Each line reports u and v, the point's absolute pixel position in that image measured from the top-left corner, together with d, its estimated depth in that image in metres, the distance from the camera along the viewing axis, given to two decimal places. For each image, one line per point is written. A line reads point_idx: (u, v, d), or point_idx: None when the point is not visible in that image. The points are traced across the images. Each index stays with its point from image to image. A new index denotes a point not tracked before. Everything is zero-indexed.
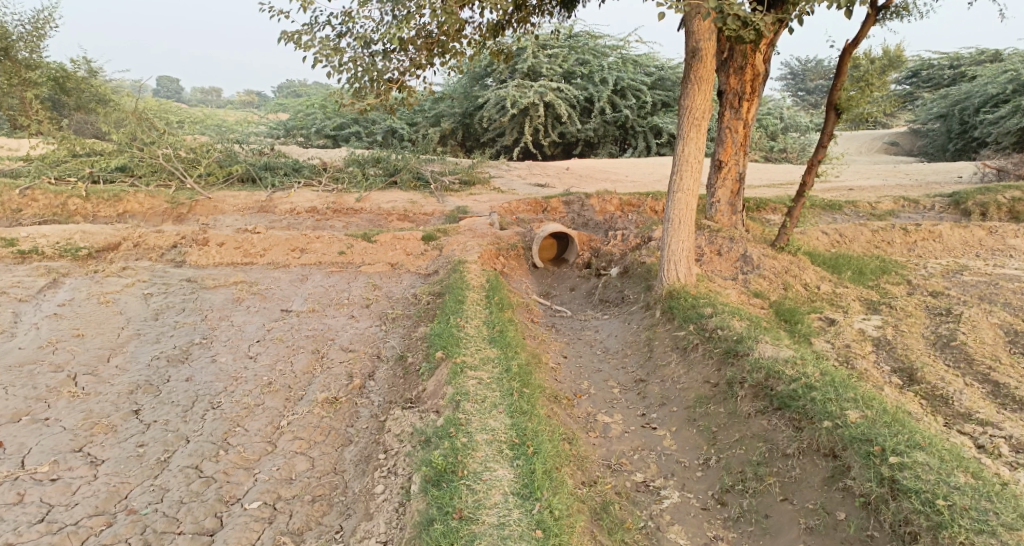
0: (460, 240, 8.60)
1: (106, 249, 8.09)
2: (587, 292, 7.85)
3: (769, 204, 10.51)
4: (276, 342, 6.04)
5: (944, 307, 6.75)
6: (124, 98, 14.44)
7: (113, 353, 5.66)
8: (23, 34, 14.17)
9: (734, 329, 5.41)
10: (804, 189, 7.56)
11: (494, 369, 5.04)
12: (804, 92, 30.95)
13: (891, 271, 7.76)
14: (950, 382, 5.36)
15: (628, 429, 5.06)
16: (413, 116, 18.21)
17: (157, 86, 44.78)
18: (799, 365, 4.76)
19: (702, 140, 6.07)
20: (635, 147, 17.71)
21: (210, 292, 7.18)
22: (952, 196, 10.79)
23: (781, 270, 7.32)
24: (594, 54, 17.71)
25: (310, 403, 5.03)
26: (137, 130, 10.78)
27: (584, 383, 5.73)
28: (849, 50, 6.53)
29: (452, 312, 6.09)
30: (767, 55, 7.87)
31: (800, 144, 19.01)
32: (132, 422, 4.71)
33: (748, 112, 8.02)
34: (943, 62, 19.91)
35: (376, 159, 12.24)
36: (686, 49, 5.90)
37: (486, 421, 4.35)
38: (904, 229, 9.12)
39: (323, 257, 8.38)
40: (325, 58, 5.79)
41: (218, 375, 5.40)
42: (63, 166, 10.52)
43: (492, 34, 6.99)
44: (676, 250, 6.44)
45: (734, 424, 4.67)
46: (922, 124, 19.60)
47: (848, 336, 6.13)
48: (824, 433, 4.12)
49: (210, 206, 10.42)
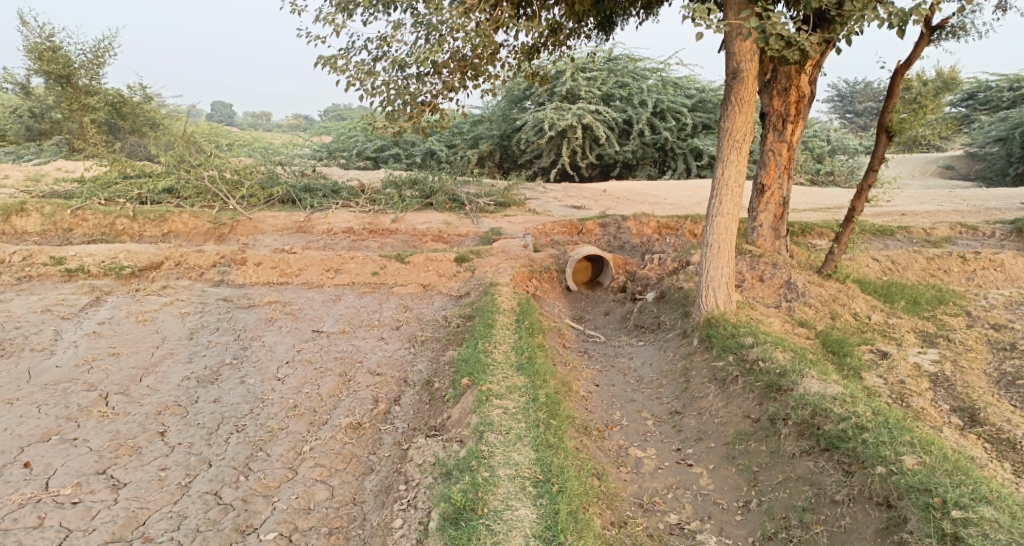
0: (493, 262, 8.48)
1: (148, 268, 8.18)
2: (622, 317, 7.63)
3: (815, 228, 10.15)
4: (304, 364, 5.97)
5: (1008, 342, 6.33)
6: (174, 122, 14.82)
7: (145, 372, 5.66)
8: (85, 62, 14.68)
9: (777, 361, 5.12)
10: (853, 213, 7.22)
11: (521, 398, 4.85)
12: (851, 115, 30.29)
13: (948, 301, 7.35)
14: (1018, 425, 4.97)
15: (662, 465, 4.80)
16: (452, 137, 18.29)
17: (211, 111, 46.54)
18: (849, 403, 4.45)
19: (743, 163, 5.84)
20: (674, 169, 17.45)
21: (245, 312, 7.18)
22: (1014, 223, 10.26)
23: (828, 298, 6.98)
24: (633, 77, 17.57)
25: (334, 428, 4.92)
26: (185, 154, 11.16)
27: (616, 414, 5.51)
28: (901, 70, 6.25)
29: (481, 337, 5.95)
30: (812, 76, 7.60)
31: (849, 167, 18.48)
32: (156, 444, 4.67)
33: (792, 135, 7.75)
34: (1001, 84, 19.14)
35: (412, 181, 12.30)
36: (727, 71, 5.72)
37: (510, 455, 4.17)
38: (962, 257, 8.67)
39: (356, 278, 8.35)
40: (359, 81, 5.77)
41: (245, 396, 5.35)
42: (113, 187, 10.76)
43: (527, 57, 6.92)
44: (715, 276, 6.18)
45: (778, 464, 4.38)
46: (980, 148, 18.93)
47: (902, 371, 5.77)
48: (876, 480, 3.82)
49: (251, 226, 10.54)
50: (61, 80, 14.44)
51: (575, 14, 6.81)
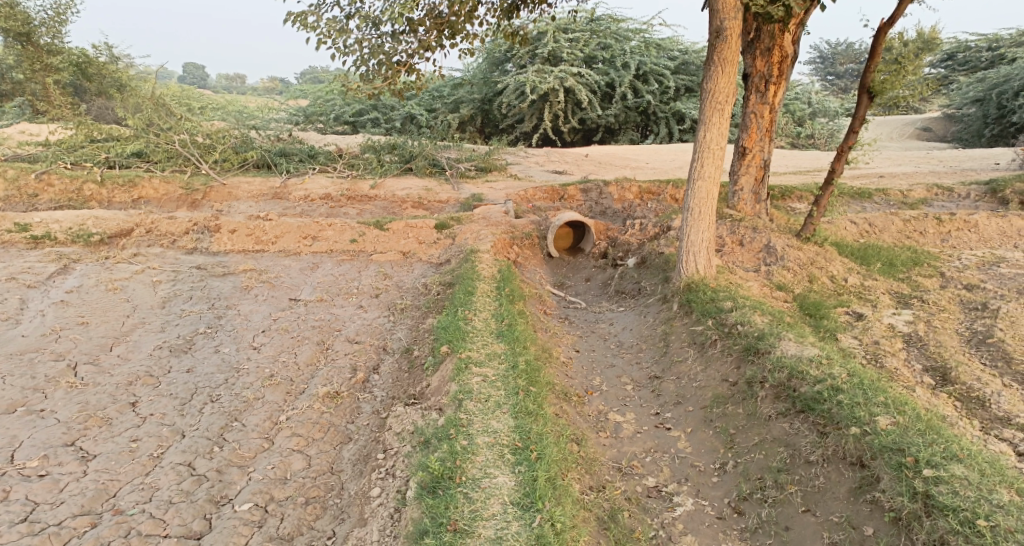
0: (474, 228, 8.38)
1: (118, 235, 7.98)
2: (603, 283, 7.61)
3: (795, 192, 10.15)
4: (281, 333, 5.88)
5: (980, 302, 6.42)
6: (142, 83, 14.30)
7: (116, 342, 5.55)
8: (45, 19, 14.05)
9: (755, 325, 5.14)
10: (833, 176, 7.20)
11: (501, 366, 4.82)
12: (833, 77, 30.22)
13: (923, 263, 7.40)
14: (988, 383, 5.05)
15: (641, 429, 4.83)
16: (432, 101, 17.97)
17: (184, 73, 45.29)
18: (825, 365, 4.47)
19: (725, 126, 5.76)
20: (656, 132, 17.32)
21: (219, 280, 7.04)
22: (989, 184, 10.34)
23: (806, 261, 7.00)
24: (616, 39, 17.29)
25: (311, 398, 4.86)
26: (154, 116, 10.82)
27: (596, 379, 5.51)
28: (884, 29, 6.16)
29: (460, 304, 5.89)
30: (796, 36, 7.48)
31: (829, 130, 18.51)
32: (127, 415, 4.59)
33: (774, 96, 7.67)
34: (980, 44, 19.22)
35: (391, 146, 12.07)
36: (710, 30, 5.60)
37: (488, 423, 4.15)
38: (938, 218, 8.73)
39: (334, 245, 8.21)
40: (330, 39, 5.57)
41: (220, 366, 5.26)
42: (80, 151, 10.42)
43: (507, 15, 6.73)
44: (696, 241, 6.14)
45: (754, 427, 4.41)
46: (957, 109, 19.03)
47: (877, 332, 5.84)
48: (850, 440, 3.85)
49: (224, 192, 10.29)
50: (21, 38, 13.69)
51: None
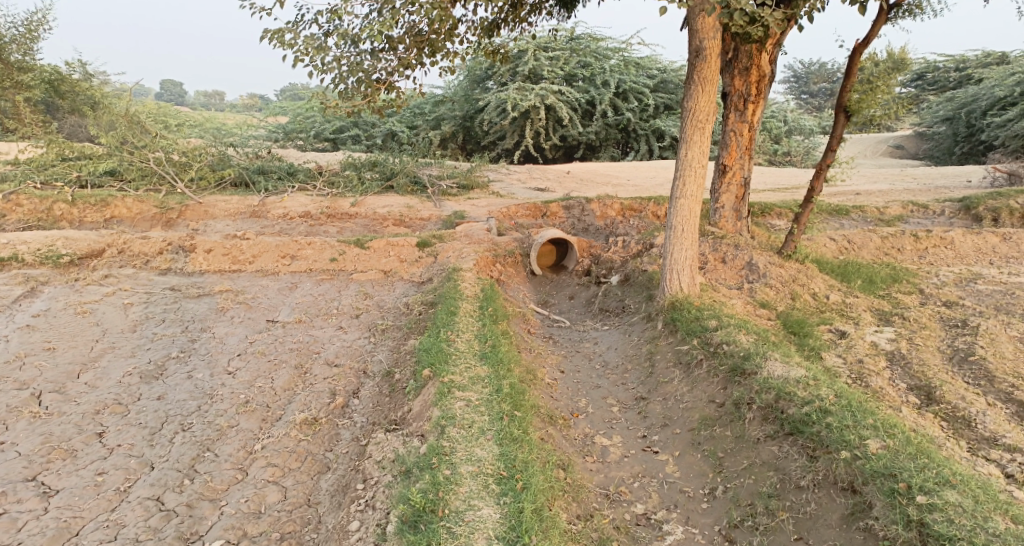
0: (456, 246, 8.28)
1: (89, 256, 7.76)
2: (587, 301, 7.54)
3: (775, 208, 10.20)
4: (257, 356, 5.71)
5: (960, 319, 6.45)
6: (118, 100, 14.08)
7: (84, 368, 5.35)
8: (17, 36, 14.04)
9: (741, 345, 5.08)
10: (813, 194, 7.22)
11: (484, 389, 4.70)
12: (807, 95, 30.76)
13: (902, 279, 7.44)
14: (972, 402, 5.04)
15: (628, 453, 4.73)
16: (413, 118, 17.92)
17: (161, 90, 44.96)
18: (812, 386, 4.42)
19: (706, 144, 5.75)
20: (636, 149, 17.41)
21: (194, 302, 6.85)
22: (963, 201, 10.48)
23: (788, 279, 7.00)
24: (596, 57, 17.39)
25: (288, 425, 4.71)
26: (128, 134, 10.57)
27: (581, 401, 5.41)
28: (859, 49, 6.21)
29: (442, 325, 5.77)
30: (774, 55, 7.53)
31: (804, 147, 18.76)
32: (94, 447, 4.39)
33: (753, 115, 7.70)
34: (948, 64, 19.71)
35: (372, 163, 11.95)
36: (690, 49, 5.60)
37: (472, 450, 4.02)
38: (915, 235, 8.81)
39: (313, 264, 8.05)
40: (307, 56, 5.47)
41: (193, 393, 5.08)
42: (51, 170, 10.17)
43: (488, 34, 6.69)
44: (679, 258, 6.09)
45: (743, 450, 4.34)
46: (928, 127, 19.39)
47: (861, 351, 5.82)
48: (841, 465, 3.78)
49: (201, 210, 10.11)
50: None
51: None
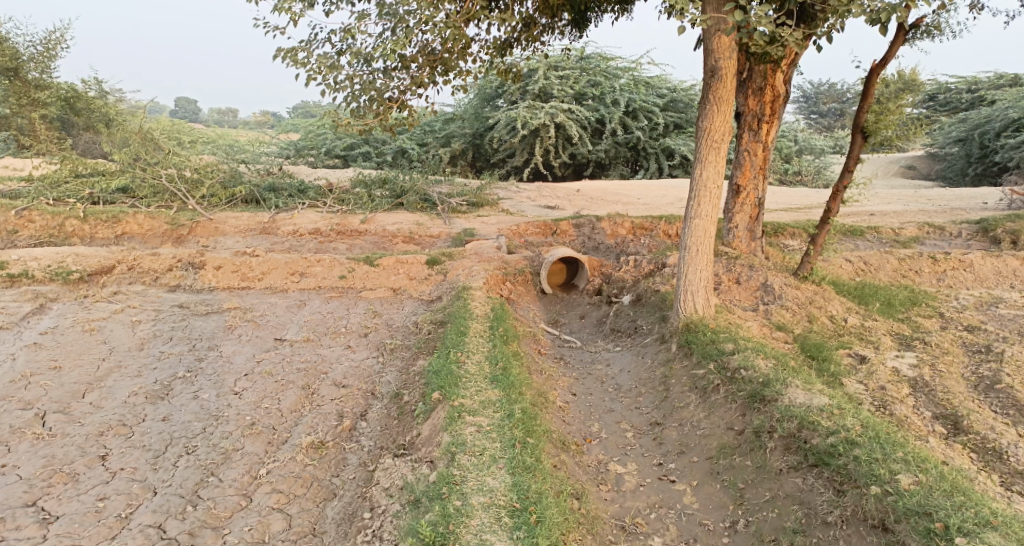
0: (466, 264, 8.19)
1: (99, 273, 7.71)
2: (598, 321, 7.41)
3: (788, 228, 10.07)
4: (264, 376, 5.60)
5: (983, 344, 6.27)
6: (131, 117, 14.16)
7: (89, 388, 5.26)
8: (35, 55, 14.21)
9: (760, 370, 4.93)
10: (829, 215, 7.09)
11: (495, 414, 4.57)
12: (816, 115, 30.72)
13: (921, 302, 7.27)
14: (1002, 433, 4.85)
15: (644, 482, 4.57)
16: (423, 136, 17.93)
17: (175, 107, 45.55)
18: (837, 416, 4.26)
19: (722, 164, 5.63)
20: (646, 168, 17.34)
21: (202, 319, 6.77)
22: (980, 223, 10.30)
23: (805, 301, 6.84)
24: (606, 76, 17.42)
25: (293, 448, 4.58)
26: (141, 150, 10.60)
27: (594, 426, 5.27)
28: (876, 70, 6.11)
29: (452, 346, 5.65)
30: (788, 75, 7.44)
31: (815, 167, 18.63)
32: (96, 470, 4.29)
33: (767, 135, 7.59)
34: (960, 86, 19.62)
35: (382, 180, 11.91)
36: (704, 69, 5.52)
37: (484, 480, 3.89)
38: (933, 257, 8.63)
39: (322, 282, 7.97)
40: (320, 74, 5.42)
41: (198, 414, 4.98)
42: (64, 186, 10.19)
43: (500, 52, 6.64)
44: (694, 280, 5.96)
45: (764, 482, 4.18)
46: (940, 148, 19.23)
47: (883, 377, 5.65)
48: (871, 501, 3.62)
49: (211, 227, 10.10)
50: (8, 73, 13.75)
51: (550, 8, 6.59)
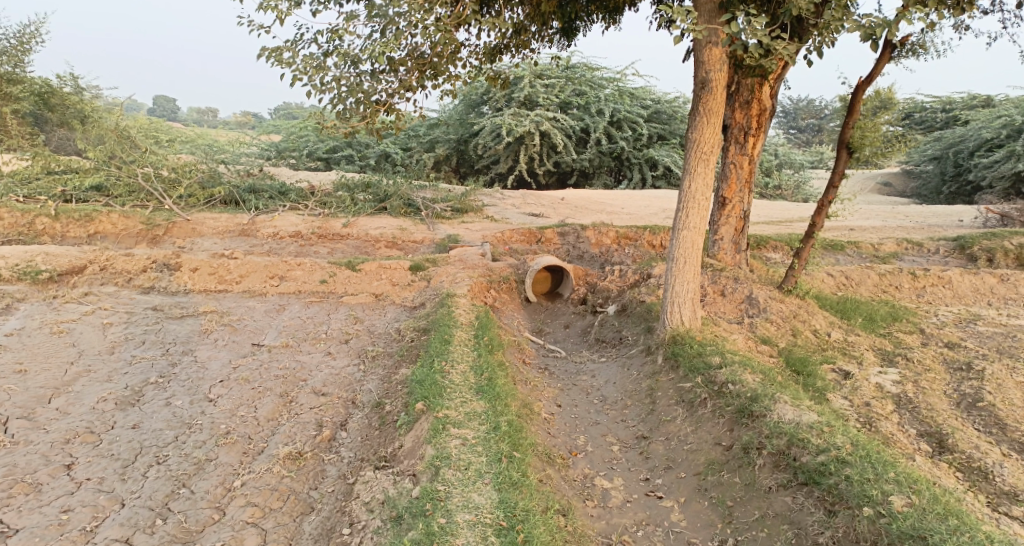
0: (450, 271, 8.07)
1: (69, 273, 7.47)
2: (583, 330, 7.33)
3: (770, 241, 10.09)
4: (241, 383, 5.42)
5: (964, 362, 6.29)
6: (107, 114, 13.87)
7: (55, 393, 5.05)
8: (6, 48, 13.70)
9: (748, 385, 4.87)
10: (814, 229, 7.07)
11: (481, 427, 4.45)
12: (795, 131, 31.12)
13: (902, 318, 7.29)
14: (987, 452, 4.84)
15: (631, 498, 4.49)
16: (407, 141, 17.80)
17: (154, 105, 44.93)
18: (827, 433, 4.21)
19: (710, 176, 5.58)
20: (630, 178, 17.35)
21: (177, 323, 6.57)
22: (957, 239, 10.41)
23: (789, 314, 6.82)
24: (591, 86, 17.44)
25: (270, 459, 4.42)
26: (117, 148, 10.35)
27: (580, 439, 5.17)
28: (863, 86, 6.11)
29: (436, 354, 5.52)
30: (775, 89, 7.44)
31: (795, 182, 18.80)
32: (60, 480, 4.10)
33: (753, 148, 7.58)
34: (936, 105, 20.00)
35: (365, 185, 11.74)
36: (695, 80, 5.47)
37: (469, 497, 3.77)
38: (913, 273, 8.66)
39: (303, 286, 7.80)
40: (306, 75, 5.28)
41: (170, 421, 4.80)
42: (35, 183, 9.91)
43: (489, 58, 6.55)
44: (680, 292, 5.88)
45: (753, 499, 4.11)
46: (916, 166, 19.52)
47: (867, 393, 5.62)
48: (863, 522, 3.56)
49: (188, 228, 9.86)
50: None
51: (540, 15, 6.52)
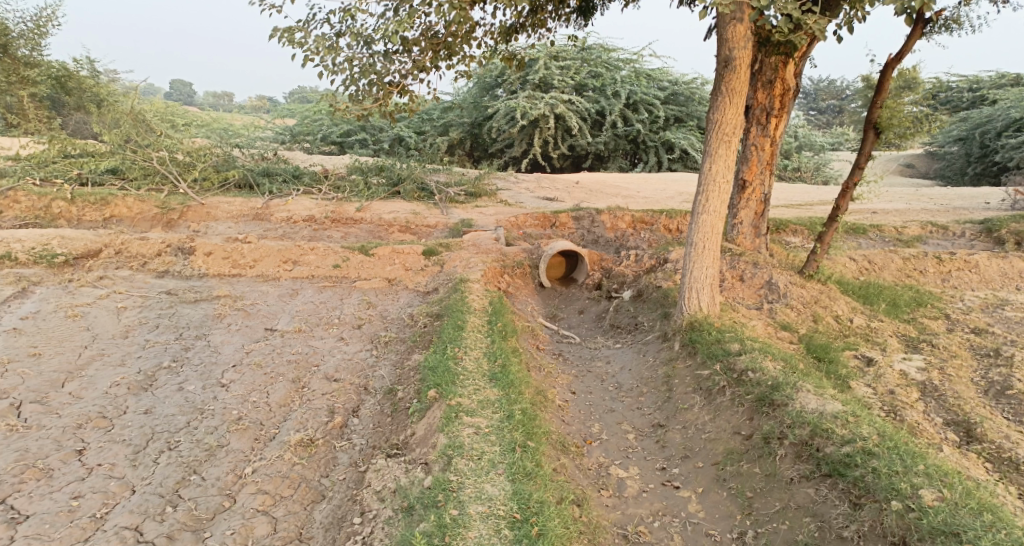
0: (464, 256, 7.97)
1: (85, 256, 7.47)
2: (597, 316, 7.22)
3: (790, 225, 9.87)
4: (253, 369, 5.37)
5: (992, 348, 6.09)
6: (122, 98, 13.87)
7: (69, 377, 5.03)
8: (23, 31, 13.63)
9: (768, 373, 4.74)
10: (837, 212, 6.87)
11: (495, 415, 4.36)
12: (815, 112, 30.56)
13: (927, 303, 7.08)
14: (1018, 442, 4.67)
15: (647, 488, 4.39)
16: (421, 124, 17.68)
17: (169, 89, 45.15)
18: (852, 424, 4.08)
19: (732, 158, 5.40)
20: (646, 161, 17.10)
21: (190, 307, 6.54)
22: (983, 223, 10.11)
23: (809, 300, 6.66)
24: (607, 68, 17.17)
25: (281, 446, 4.37)
26: (132, 132, 10.32)
27: (595, 427, 5.07)
28: (892, 64, 5.88)
29: (449, 340, 5.43)
30: (799, 68, 7.20)
31: (815, 164, 18.45)
32: (72, 466, 4.08)
33: (775, 129, 7.36)
34: (962, 85, 19.48)
35: (379, 168, 11.64)
36: (717, 58, 5.28)
37: (482, 488, 3.69)
38: (938, 257, 8.42)
39: (316, 271, 7.74)
40: (317, 56, 5.17)
41: (182, 406, 4.76)
42: (51, 166, 9.93)
43: (505, 38, 6.38)
44: (700, 277, 5.73)
45: (774, 491, 4.00)
46: (940, 147, 19.06)
47: (891, 381, 5.46)
48: (891, 516, 3.43)
49: (203, 212, 9.84)
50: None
51: None
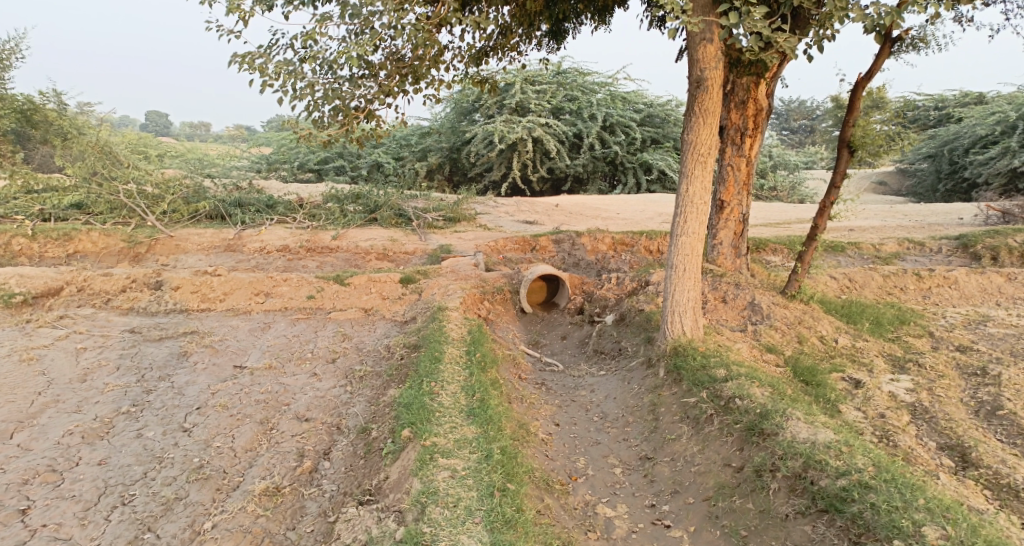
0: (442, 283, 7.75)
1: (45, 295, 7.15)
2: (580, 341, 7.02)
3: (769, 244, 9.79)
4: (218, 410, 5.09)
5: (978, 366, 5.97)
6: (91, 130, 13.56)
7: (18, 427, 4.72)
8: None
9: (756, 400, 4.56)
10: (817, 230, 6.76)
11: (472, 456, 4.13)
12: (788, 132, 31.01)
13: (910, 321, 6.97)
14: (1014, 467, 4.53)
15: (636, 528, 4.17)
16: (398, 150, 17.51)
17: (145, 121, 44.75)
18: (846, 454, 3.89)
19: (709, 179, 5.28)
20: (624, 183, 17.05)
21: (155, 346, 6.24)
22: (959, 238, 10.12)
23: (794, 320, 6.52)
24: (582, 91, 17.21)
25: (245, 496, 4.09)
26: (98, 165, 10.05)
27: (580, 461, 4.85)
28: (862, 83, 5.83)
29: (425, 374, 5.18)
30: (771, 88, 7.15)
31: (790, 182, 18.56)
32: (12, 529, 3.78)
33: (751, 149, 7.28)
34: (928, 103, 19.85)
35: (356, 195, 11.41)
36: (689, 80, 5.19)
37: (458, 539, 3.44)
38: (918, 273, 8.36)
39: (289, 302, 7.47)
40: (278, 82, 4.95)
41: (140, 456, 4.47)
42: (12, 203, 9.60)
43: (475, 62, 6.24)
44: (681, 301, 5.56)
45: (770, 528, 3.80)
46: (910, 164, 19.31)
47: (881, 403, 5.31)
48: None
49: (172, 245, 9.54)
50: None
51: (527, 15, 6.21)
